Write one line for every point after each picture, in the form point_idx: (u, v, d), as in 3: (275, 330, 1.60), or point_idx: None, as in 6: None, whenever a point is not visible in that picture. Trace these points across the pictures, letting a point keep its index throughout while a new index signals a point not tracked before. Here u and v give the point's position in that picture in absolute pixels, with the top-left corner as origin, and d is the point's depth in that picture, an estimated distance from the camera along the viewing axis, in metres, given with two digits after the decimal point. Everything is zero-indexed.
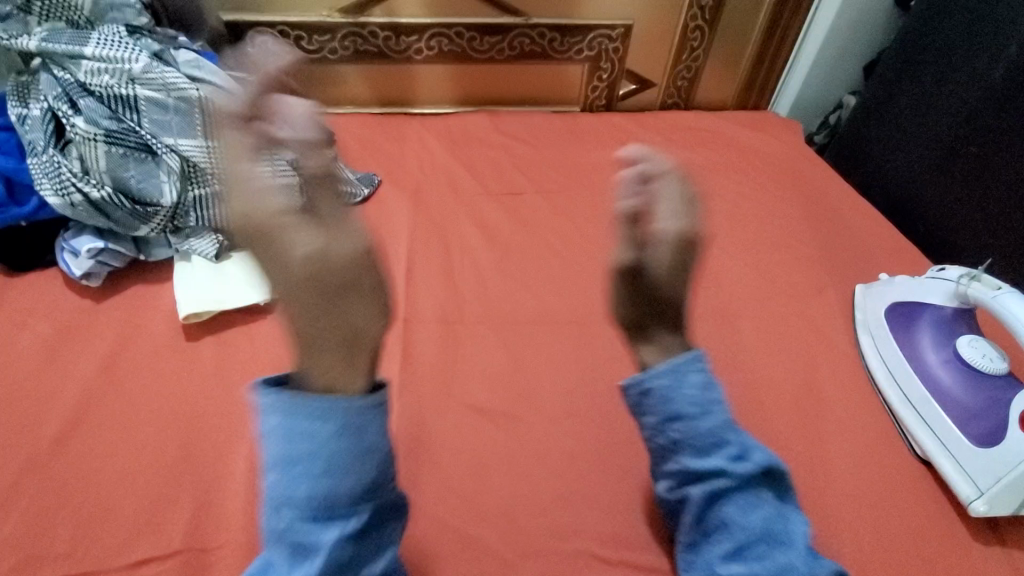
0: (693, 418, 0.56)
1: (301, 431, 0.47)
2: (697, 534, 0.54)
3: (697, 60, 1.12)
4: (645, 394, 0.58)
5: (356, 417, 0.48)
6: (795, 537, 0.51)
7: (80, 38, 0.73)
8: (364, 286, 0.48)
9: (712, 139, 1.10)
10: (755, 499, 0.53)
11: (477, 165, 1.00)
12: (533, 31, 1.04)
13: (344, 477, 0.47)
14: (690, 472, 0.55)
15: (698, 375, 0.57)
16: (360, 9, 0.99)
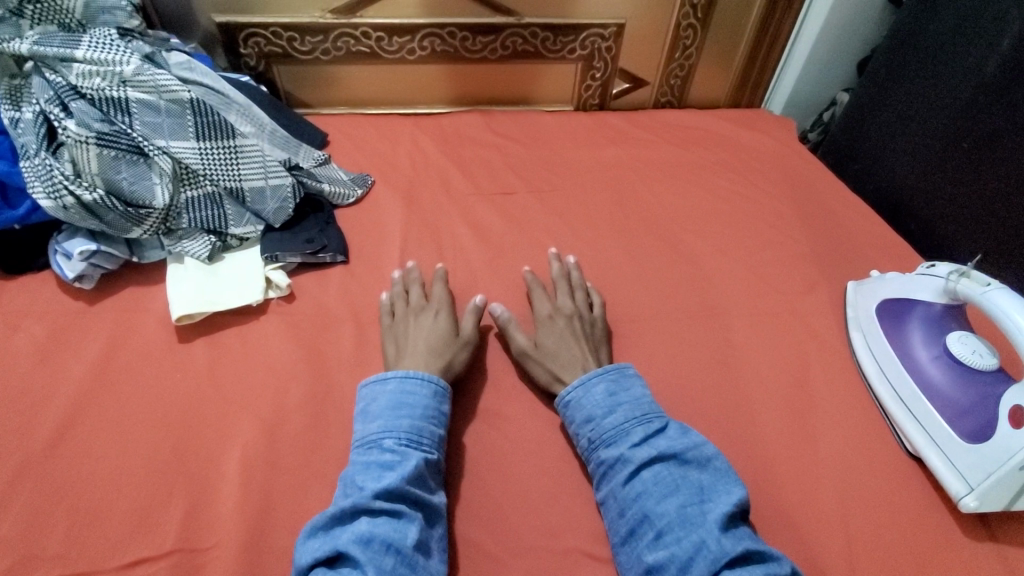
0: (598, 418, 0.62)
1: (406, 395, 0.61)
2: (624, 528, 0.55)
3: (690, 58, 1.12)
4: (566, 407, 0.64)
5: (445, 406, 0.62)
6: (712, 516, 0.52)
7: (72, 41, 0.73)
8: (462, 347, 0.70)
9: (705, 137, 1.11)
10: (672, 486, 0.56)
11: (470, 165, 1.00)
12: (526, 31, 1.04)
13: (428, 437, 0.58)
14: (607, 468, 0.59)
15: (599, 382, 0.64)
16: (352, 9, 0.98)
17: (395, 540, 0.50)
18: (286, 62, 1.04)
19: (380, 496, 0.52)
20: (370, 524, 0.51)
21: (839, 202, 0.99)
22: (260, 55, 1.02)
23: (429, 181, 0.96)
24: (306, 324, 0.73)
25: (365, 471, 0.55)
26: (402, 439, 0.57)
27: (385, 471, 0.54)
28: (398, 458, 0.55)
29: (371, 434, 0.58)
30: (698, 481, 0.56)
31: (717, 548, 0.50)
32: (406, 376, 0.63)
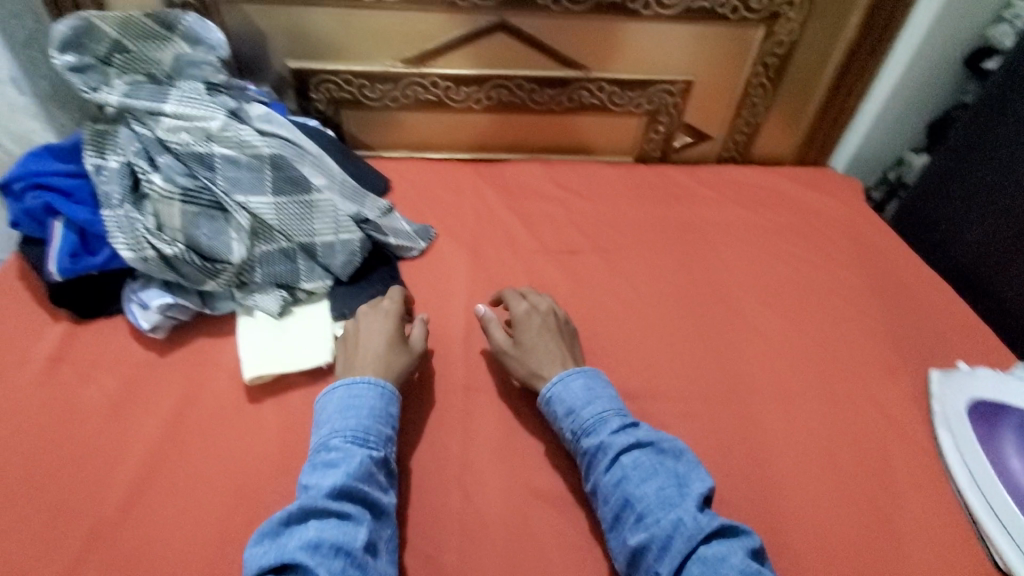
0: (578, 409, 0.65)
1: (352, 397, 0.63)
2: (610, 514, 0.59)
3: (757, 116, 1.10)
4: (549, 403, 0.68)
5: (392, 406, 0.65)
6: (688, 501, 0.57)
7: (161, 94, 0.74)
8: (404, 352, 0.70)
9: (769, 198, 1.09)
10: (651, 471, 0.59)
11: (532, 220, 0.99)
12: (593, 85, 1.03)
13: (375, 436, 0.61)
14: (591, 458, 0.63)
15: (579, 376, 0.68)
16: (423, 60, 0.99)
17: (343, 542, 0.52)
18: (354, 107, 1.05)
19: (327, 499, 0.54)
20: (317, 528, 0.52)
21: (912, 276, 0.95)
22: (329, 100, 1.03)
23: (492, 236, 0.96)
24: None
25: (313, 475, 0.57)
26: (348, 439, 0.60)
27: (332, 473, 0.56)
28: (345, 459, 0.58)
29: (320, 438, 0.61)
30: (674, 467, 0.60)
31: (692, 525, 0.54)
32: (354, 380, 0.64)
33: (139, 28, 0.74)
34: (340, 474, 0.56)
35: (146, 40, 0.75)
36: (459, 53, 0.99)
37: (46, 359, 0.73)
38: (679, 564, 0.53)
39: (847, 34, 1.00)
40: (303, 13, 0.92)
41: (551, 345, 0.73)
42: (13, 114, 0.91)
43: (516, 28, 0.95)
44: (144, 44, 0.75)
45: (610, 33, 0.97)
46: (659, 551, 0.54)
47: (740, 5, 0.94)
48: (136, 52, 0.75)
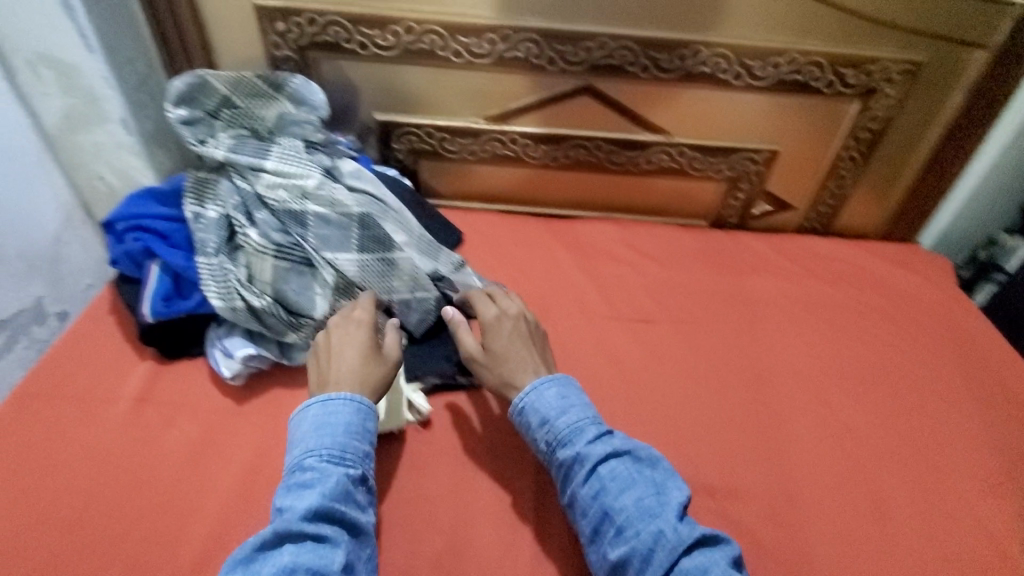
0: (552, 419, 0.66)
1: (328, 414, 0.62)
2: (589, 527, 0.60)
3: (843, 189, 1.06)
4: (522, 413, 0.68)
5: (369, 421, 0.64)
6: (667, 512, 0.58)
7: (262, 151, 0.77)
8: (378, 363, 0.68)
9: (851, 274, 1.04)
10: (629, 481, 0.61)
11: (604, 283, 0.98)
12: (674, 149, 1.01)
13: (352, 454, 0.60)
14: (567, 469, 0.63)
15: (551, 386, 0.68)
16: (506, 117, 1.00)
17: (319, 566, 0.52)
18: (433, 158, 1.06)
19: (301, 522, 0.54)
20: (292, 554, 0.52)
21: (1010, 377, 0.90)
22: (410, 150, 1.05)
23: (564, 298, 0.95)
24: (443, 456, 0.72)
25: (287, 498, 0.56)
26: (324, 459, 0.59)
27: (307, 495, 0.56)
28: (322, 480, 0.57)
29: (296, 457, 0.60)
30: (652, 476, 0.62)
31: (673, 536, 0.56)
32: (329, 398, 0.63)
33: (248, 86, 0.78)
34: (315, 497, 0.56)
35: (253, 98, 0.79)
36: (543, 113, 0.99)
37: (132, 399, 0.75)
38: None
39: (947, 113, 0.96)
40: (396, 70, 0.95)
41: (520, 350, 0.73)
42: (120, 152, 0.95)
43: (601, 92, 0.96)
44: (250, 101, 0.79)
45: (696, 100, 0.96)
46: (641, 563, 0.56)
47: (835, 81, 0.92)
48: (242, 109, 0.79)
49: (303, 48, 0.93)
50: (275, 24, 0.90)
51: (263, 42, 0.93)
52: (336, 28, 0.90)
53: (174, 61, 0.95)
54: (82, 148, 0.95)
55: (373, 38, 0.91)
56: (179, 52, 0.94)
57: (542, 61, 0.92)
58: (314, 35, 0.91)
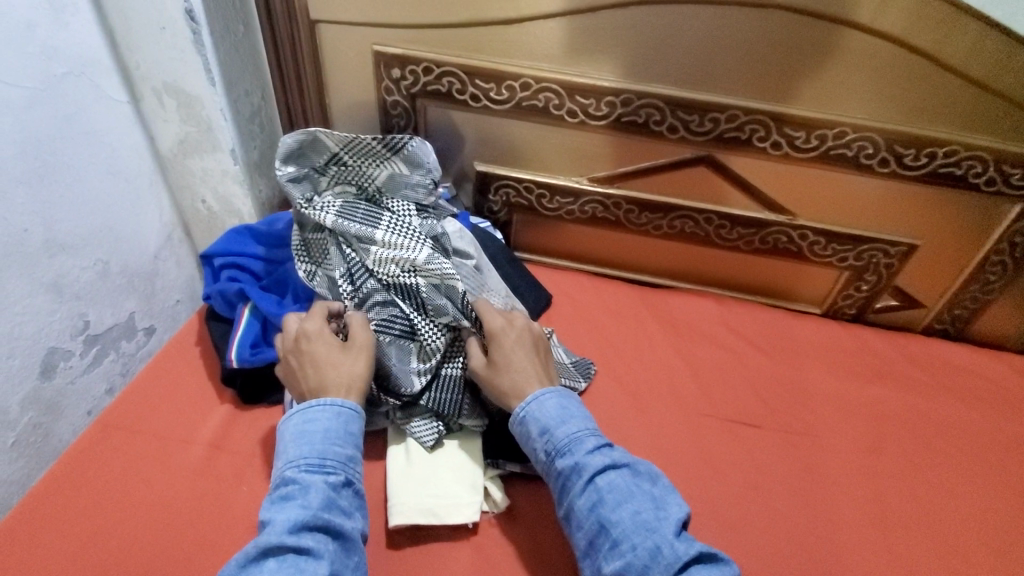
0: (552, 428, 0.64)
1: (308, 422, 0.62)
2: (584, 540, 0.58)
3: (989, 294, 0.93)
4: (522, 422, 0.66)
5: (351, 424, 0.63)
6: (664, 527, 0.56)
7: (370, 216, 0.76)
8: (349, 354, 0.68)
9: (987, 394, 0.91)
10: (627, 493, 0.58)
11: (702, 371, 0.89)
12: (795, 231, 0.92)
13: (333, 459, 0.59)
14: (564, 480, 0.61)
15: (552, 396, 0.66)
16: (612, 180, 0.94)
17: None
18: (527, 213, 1.02)
19: (285, 535, 0.53)
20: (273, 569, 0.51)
21: None
22: (505, 204, 1.01)
23: (656, 383, 0.87)
24: (517, 559, 0.65)
25: (270, 510, 0.56)
26: (304, 468, 0.58)
27: (290, 508, 0.55)
28: (304, 490, 0.56)
29: (280, 470, 0.59)
30: (651, 488, 0.59)
31: (672, 553, 0.54)
32: (308, 406, 0.63)
33: (357, 148, 0.78)
34: (298, 509, 0.55)
35: (361, 159, 0.78)
36: (653, 180, 0.93)
37: (207, 444, 0.73)
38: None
39: None
40: (505, 123, 0.92)
41: (522, 362, 0.70)
42: (224, 179, 0.96)
43: (722, 165, 0.88)
44: (358, 161, 0.78)
45: (837, 187, 0.87)
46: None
47: (998, 179, 0.81)
48: (350, 170, 0.79)
49: (414, 95, 0.91)
50: (391, 70, 0.89)
51: (375, 87, 0.93)
52: (450, 78, 0.88)
53: (288, 97, 0.96)
54: (191, 172, 0.96)
55: (487, 91, 0.88)
56: (294, 88, 0.95)
57: (663, 127, 0.86)
58: (427, 83, 0.89)
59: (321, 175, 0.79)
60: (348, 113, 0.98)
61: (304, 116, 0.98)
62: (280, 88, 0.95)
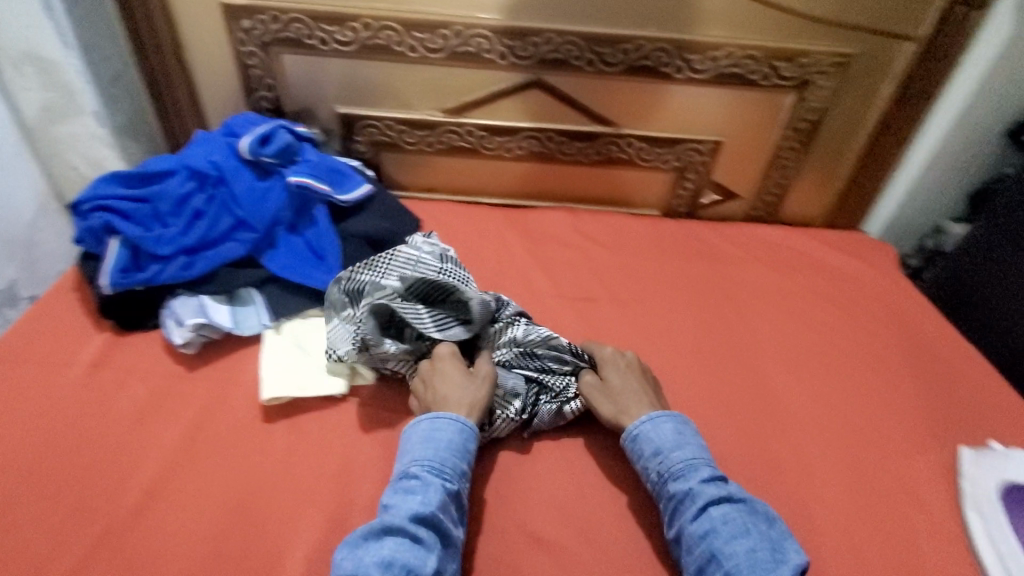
0: (667, 452, 0.66)
1: (435, 429, 0.66)
2: (692, 566, 0.58)
3: (788, 178, 1.11)
4: (634, 440, 0.68)
5: (470, 443, 0.66)
6: (783, 571, 0.55)
7: (430, 285, 0.77)
8: (473, 378, 0.72)
9: (795, 260, 1.05)
10: (742, 529, 0.58)
11: (553, 266, 1.00)
12: (621, 140, 1.06)
13: (451, 469, 0.62)
14: (677, 503, 0.62)
15: (668, 421, 0.68)
16: (462, 111, 1.05)
17: (413, 564, 0.54)
18: (393, 150, 1.11)
19: (406, 520, 0.57)
20: (392, 547, 0.55)
21: (944, 345, 0.88)
22: (370, 143, 1.10)
23: (512, 280, 0.97)
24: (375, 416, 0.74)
25: (393, 497, 0.60)
26: (428, 468, 0.62)
27: (412, 499, 0.59)
28: (425, 488, 0.60)
29: (404, 465, 0.64)
30: (769, 530, 0.58)
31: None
32: (437, 416, 0.67)
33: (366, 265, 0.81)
34: (419, 502, 0.58)
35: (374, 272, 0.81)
36: (496, 107, 1.04)
37: (89, 363, 0.78)
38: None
39: (881, 104, 1.01)
40: (356, 64, 1.01)
41: (635, 390, 0.72)
42: (93, 144, 1.00)
43: (550, 85, 1.01)
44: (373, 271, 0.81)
45: (725, 108, 1.02)
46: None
47: (771, 73, 0.97)
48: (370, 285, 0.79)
49: (267, 44, 0.99)
50: (241, 22, 0.97)
51: (229, 39, 1.00)
52: (298, 24, 0.96)
53: (146, 61, 1.00)
54: (58, 140, 0.99)
55: (333, 34, 0.97)
56: (153, 52, 1.00)
57: (494, 55, 0.97)
58: (277, 31, 0.97)
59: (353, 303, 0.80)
60: (212, 72, 1.04)
61: (168, 79, 1.03)
62: (139, 54, 1.00)
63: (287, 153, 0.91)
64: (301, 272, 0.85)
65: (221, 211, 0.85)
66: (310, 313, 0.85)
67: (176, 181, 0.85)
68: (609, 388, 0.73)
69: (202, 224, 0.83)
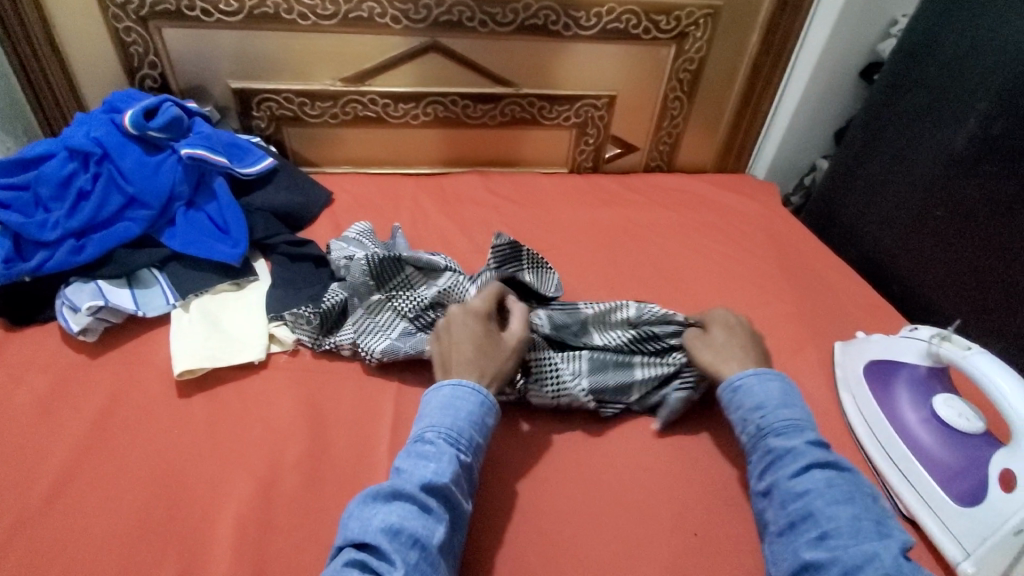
0: (771, 408, 0.59)
1: (457, 395, 0.59)
2: (783, 521, 0.52)
3: (678, 127, 1.20)
4: (735, 391, 0.62)
5: (491, 417, 0.60)
6: (890, 540, 0.48)
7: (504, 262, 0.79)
8: (499, 346, 0.65)
9: (692, 201, 1.13)
10: (846, 496, 0.51)
11: (469, 225, 1.03)
12: (523, 100, 1.11)
13: (468, 440, 0.56)
14: (775, 458, 0.56)
15: (774, 380, 0.62)
16: (361, 79, 1.05)
17: (423, 534, 0.49)
18: (295, 124, 1.09)
19: (417, 487, 0.52)
20: (401, 514, 0.50)
21: (818, 260, 1.00)
22: (271, 118, 1.07)
23: (428, 239, 0.99)
24: (300, 378, 0.73)
25: (406, 461, 0.54)
26: (445, 435, 0.56)
27: (426, 465, 0.53)
28: (441, 456, 0.54)
29: (422, 428, 0.58)
30: (876, 504, 0.51)
31: (893, 565, 0.46)
32: (459, 383, 0.60)
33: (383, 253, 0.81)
34: (434, 470, 0.53)
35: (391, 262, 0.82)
36: (395, 73, 1.05)
37: None
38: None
39: (749, 53, 1.12)
40: (245, 35, 0.98)
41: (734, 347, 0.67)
42: None
43: (447, 48, 1.03)
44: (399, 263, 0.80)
45: (612, 60, 1.09)
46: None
47: (651, 27, 1.05)
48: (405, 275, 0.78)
49: (145, 18, 0.94)
50: None
51: (102, 15, 0.94)
52: None
53: (12, 43, 0.93)
54: None
55: (215, 4, 0.94)
56: (17, 33, 0.92)
57: (387, 19, 0.98)
58: (154, 3, 0.93)
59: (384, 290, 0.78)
60: (87, 53, 0.98)
61: (38, 62, 0.96)
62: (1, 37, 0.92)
63: (177, 126, 0.87)
64: (203, 246, 0.83)
65: (109, 190, 0.81)
66: (220, 288, 0.83)
67: (55, 162, 0.79)
68: (710, 346, 0.68)
69: (89, 204, 0.79)
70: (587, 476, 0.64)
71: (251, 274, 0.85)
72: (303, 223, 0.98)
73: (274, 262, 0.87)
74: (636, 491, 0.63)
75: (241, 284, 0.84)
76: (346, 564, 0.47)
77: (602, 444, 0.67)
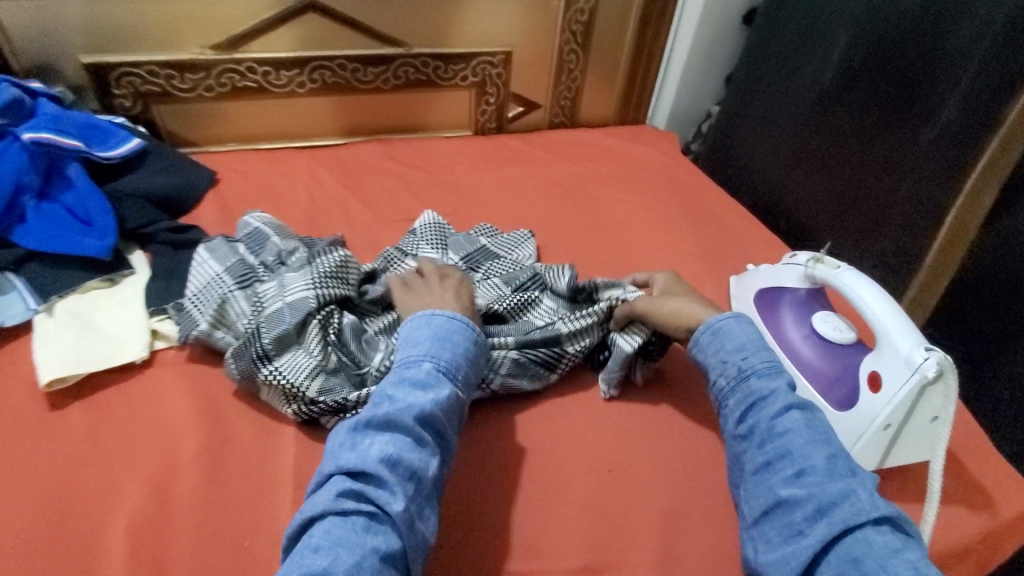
0: (752, 350, 0.58)
1: (445, 328, 0.59)
2: (760, 459, 0.52)
3: (576, 80, 1.20)
4: (712, 334, 0.61)
5: (480, 355, 0.60)
6: (862, 475, 0.48)
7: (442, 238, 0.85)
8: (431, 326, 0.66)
9: (596, 154, 1.15)
10: (820, 435, 0.51)
11: (369, 195, 0.99)
12: (416, 61, 1.06)
13: (461, 377, 0.56)
14: (758, 399, 0.55)
15: (752, 323, 0.61)
16: (234, 45, 0.96)
17: (419, 468, 0.49)
18: (165, 101, 0.99)
19: (413, 419, 0.51)
20: (397, 445, 0.49)
21: (715, 201, 1.04)
22: (135, 95, 0.97)
23: (328, 212, 0.94)
24: (192, 372, 0.68)
25: (400, 389, 0.53)
26: (439, 369, 0.55)
27: (419, 395, 0.53)
28: (437, 388, 0.54)
29: (412, 354, 0.56)
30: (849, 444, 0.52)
31: (866, 500, 0.46)
32: (450, 324, 0.59)
33: (218, 282, 0.72)
34: (428, 400, 0.52)
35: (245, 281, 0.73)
36: (272, 37, 0.97)
37: None
38: (840, 530, 0.45)
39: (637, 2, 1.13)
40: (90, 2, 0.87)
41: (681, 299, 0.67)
42: None
43: (326, 8, 0.96)
44: (251, 277, 0.73)
45: (501, 13, 1.06)
46: (816, 513, 0.47)
47: None
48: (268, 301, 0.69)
49: None
50: None
51: None
52: None
53: None
54: None
55: None
56: None
57: None
58: None
59: (228, 326, 0.69)
60: None
61: None
62: None
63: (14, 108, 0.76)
64: (65, 240, 0.74)
65: None
66: (90, 286, 0.75)
67: None
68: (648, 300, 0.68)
69: None
70: (502, 432, 0.64)
71: (126, 268, 0.78)
72: (185, 207, 0.90)
73: (153, 252, 0.80)
74: (551, 439, 0.64)
75: (115, 280, 0.77)
76: (341, 493, 0.46)
77: (516, 398, 0.68)
